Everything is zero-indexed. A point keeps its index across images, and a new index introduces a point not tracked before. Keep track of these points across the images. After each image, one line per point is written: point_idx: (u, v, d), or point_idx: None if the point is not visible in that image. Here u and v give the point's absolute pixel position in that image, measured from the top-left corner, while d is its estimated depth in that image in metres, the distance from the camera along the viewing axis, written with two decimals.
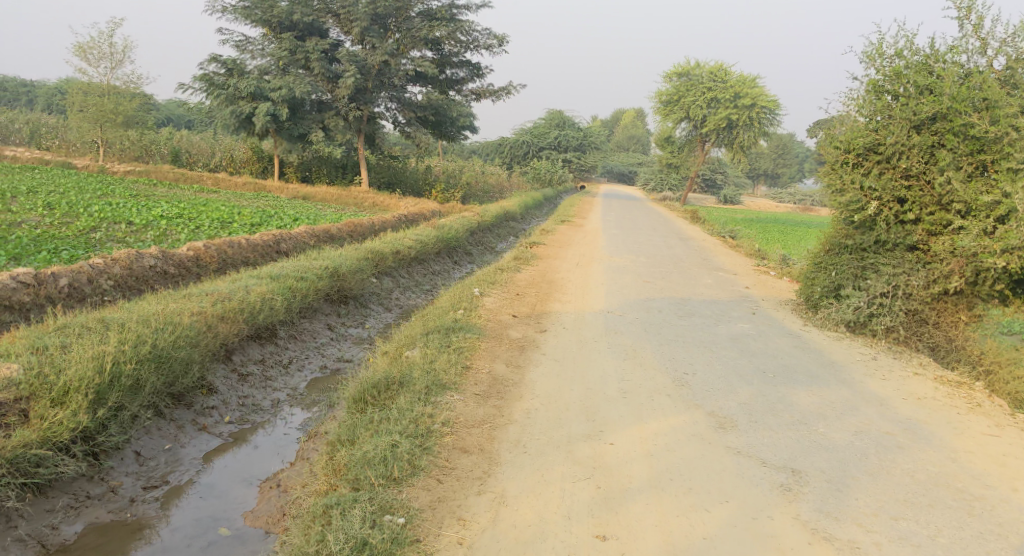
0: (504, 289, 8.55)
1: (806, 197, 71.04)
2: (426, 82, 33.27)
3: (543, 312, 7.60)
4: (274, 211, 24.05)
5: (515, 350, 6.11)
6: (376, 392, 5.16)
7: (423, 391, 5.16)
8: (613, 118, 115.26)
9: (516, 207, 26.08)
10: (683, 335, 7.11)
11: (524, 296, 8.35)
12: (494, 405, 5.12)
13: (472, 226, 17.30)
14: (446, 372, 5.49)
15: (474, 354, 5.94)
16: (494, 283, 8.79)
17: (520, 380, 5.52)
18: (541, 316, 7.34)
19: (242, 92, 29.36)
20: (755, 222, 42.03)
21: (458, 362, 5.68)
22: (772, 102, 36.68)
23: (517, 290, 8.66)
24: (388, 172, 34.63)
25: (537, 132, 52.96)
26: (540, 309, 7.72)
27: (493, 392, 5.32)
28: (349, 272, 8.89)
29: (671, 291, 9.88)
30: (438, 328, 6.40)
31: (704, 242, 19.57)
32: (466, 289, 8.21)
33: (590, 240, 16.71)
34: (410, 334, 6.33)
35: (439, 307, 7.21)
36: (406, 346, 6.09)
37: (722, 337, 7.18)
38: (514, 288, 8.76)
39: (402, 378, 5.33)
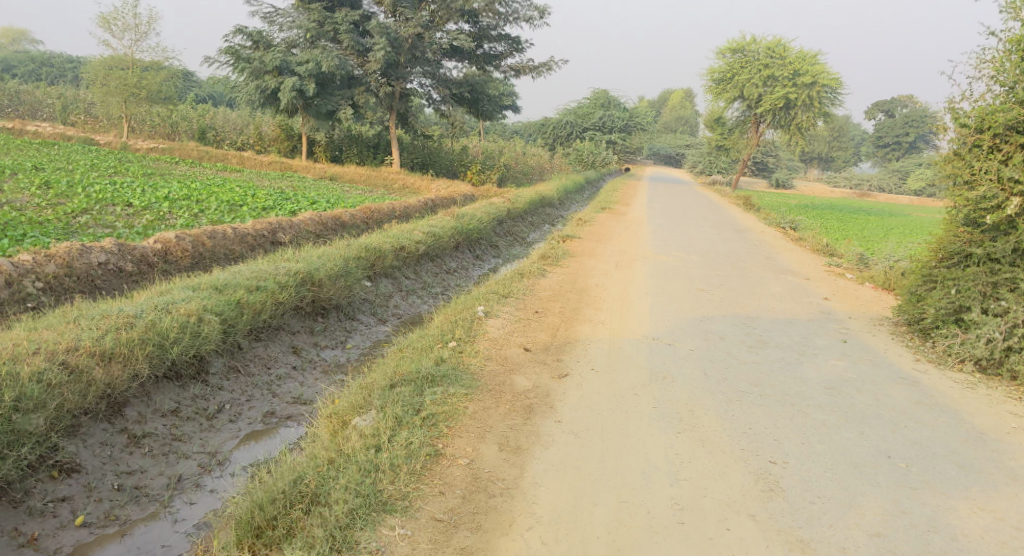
0: (520, 304, 6.75)
1: (865, 182, 67.01)
2: (463, 57, 31.34)
3: (566, 342, 5.80)
4: (294, 193, 22.69)
5: (517, 417, 4.41)
6: (273, 514, 3.60)
7: (339, 524, 3.55)
8: (661, 98, 111.36)
9: (553, 191, 24.18)
10: (761, 377, 5.25)
11: (543, 316, 6.52)
12: (458, 548, 3.46)
13: (500, 214, 15.51)
14: (390, 479, 3.85)
15: (448, 434, 4.25)
16: (509, 295, 7.04)
17: (515, 483, 3.86)
18: (562, 349, 5.58)
19: (267, 67, 27.98)
20: (811, 210, 39.16)
21: (417, 455, 4.03)
22: (835, 80, 33.62)
23: (535, 305, 6.82)
24: (421, 153, 32.99)
25: (580, 112, 50.60)
26: (561, 337, 5.92)
27: (468, 515, 3.65)
28: (328, 277, 7.21)
29: (733, 305, 7.92)
30: (408, 380, 4.72)
31: (763, 235, 17.36)
32: (468, 306, 6.48)
33: (634, 233, 14.65)
34: (368, 390, 4.66)
35: (427, 338, 5.48)
36: (359, 409, 4.47)
37: (813, 378, 5.32)
38: (531, 302, 6.93)
39: (318, 489, 3.73)
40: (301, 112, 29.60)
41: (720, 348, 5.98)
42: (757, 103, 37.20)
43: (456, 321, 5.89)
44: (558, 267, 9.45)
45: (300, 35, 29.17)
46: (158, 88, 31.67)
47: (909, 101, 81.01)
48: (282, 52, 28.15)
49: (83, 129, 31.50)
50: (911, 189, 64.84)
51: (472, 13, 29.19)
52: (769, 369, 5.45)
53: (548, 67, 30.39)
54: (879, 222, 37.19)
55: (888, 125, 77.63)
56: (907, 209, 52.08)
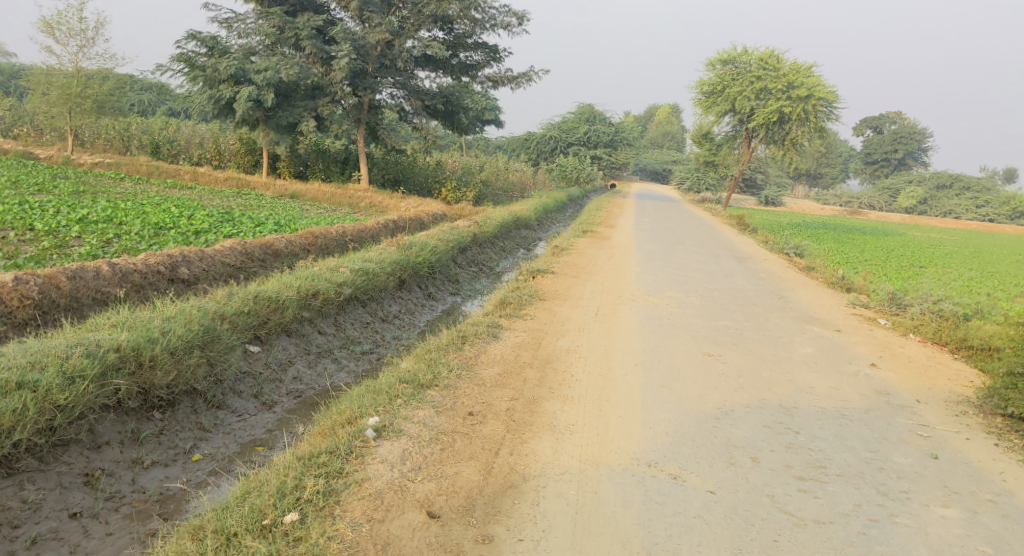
0: (419, 431, 4.71)
1: (855, 199, 65.50)
2: (437, 66, 29.31)
3: (492, 504, 4.05)
4: (242, 212, 20.49)
5: None
6: None
7: None
8: (648, 113, 109.84)
9: (530, 210, 22.13)
10: (833, 550, 3.72)
11: (472, 437, 4.64)
12: None
13: (463, 241, 13.38)
14: None
15: None
16: (420, 407, 4.97)
17: None
18: (492, 512, 3.99)
19: (221, 75, 25.83)
20: (804, 229, 37.31)
21: None
22: (831, 93, 31.82)
23: (467, 415, 4.89)
24: (393, 168, 30.87)
25: (564, 127, 48.62)
26: (487, 493, 4.13)
27: None
28: (161, 352, 4.97)
29: (757, 384, 5.80)
30: None
31: (764, 265, 15.34)
32: (355, 419, 4.83)
33: (619, 265, 12.55)
34: None
35: (242, 511, 3.94)
36: None
37: (914, 547, 3.77)
38: (463, 413, 4.93)
39: None
40: (260, 125, 27.51)
41: (753, 473, 4.27)
42: (749, 117, 35.34)
43: (310, 474, 4.19)
44: (517, 322, 7.28)
45: (259, 41, 27.00)
46: (107, 97, 29.33)
47: (897, 117, 79.85)
48: (238, 59, 26.03)
49: (24, 142, 29.00)
50: (902, 207, 63.35)
51: (446, 19, 27.23)
52: (840, 521, 3.92)
53: (529, 79, 28.45)
54: (876, 244, 35.38)
55: (876, 141, 76.34)
56: (900, 228, 50.39)
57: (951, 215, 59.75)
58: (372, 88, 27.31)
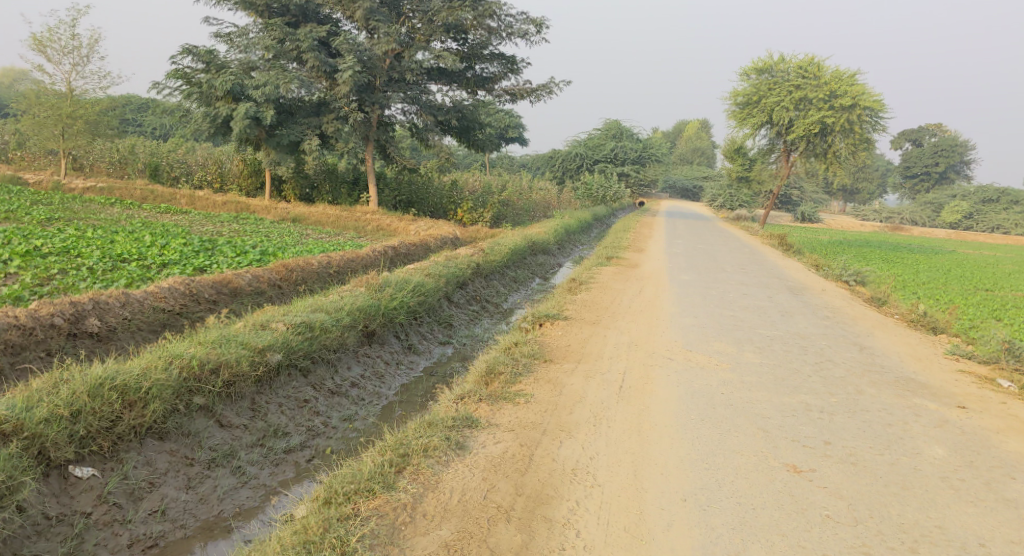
0: None
1: (896, 214, 62.09)
2: (450, 79, 27.33)
3: None
4: (228, 240, 18.60)
5: None
6: None
7: None
8: (676, 129, 107.31)
9: (548, 233, 19.91)
10: None
11: None
12: None
13: (461, 275, 11.17)
14: None
15: None
16: None
17: None
18: None
19: (217, 91, 24.19)
20: (849, 249, 34.49)
21: None
22: (878, 102, 29.15)
23: None
24: (406, 189, 28.82)
25: (590, 144, 46.40)
26: None
27: None
28: None
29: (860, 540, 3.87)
30: None
31: (824, 299, 12.82)
32: None
33: (652, 305, 10.21)
34: None
35: None
36: None
37: None
38: None
39: None
40: (261, 144, 25.76)
41: None
42: (787, 129, 32.73)
43: None
44: (500, 418, 5.13)
45: (259, 56, 25.34)
46: (105, 118, 27.89)
47: (938, 129, 76.10)
48: (236, 74, 24.39)
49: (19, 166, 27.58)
50: (947, 222, 59.77)
51: (460, 28, 25.28)
52: None
53: (549, 91, 26.37)
54: (929, 263, 32.48)
55: (916, 154, 72.84)
56: (950, 245, 47.13)
57: (1000, 230, 56.28)
58: (379, 102, 25.42)
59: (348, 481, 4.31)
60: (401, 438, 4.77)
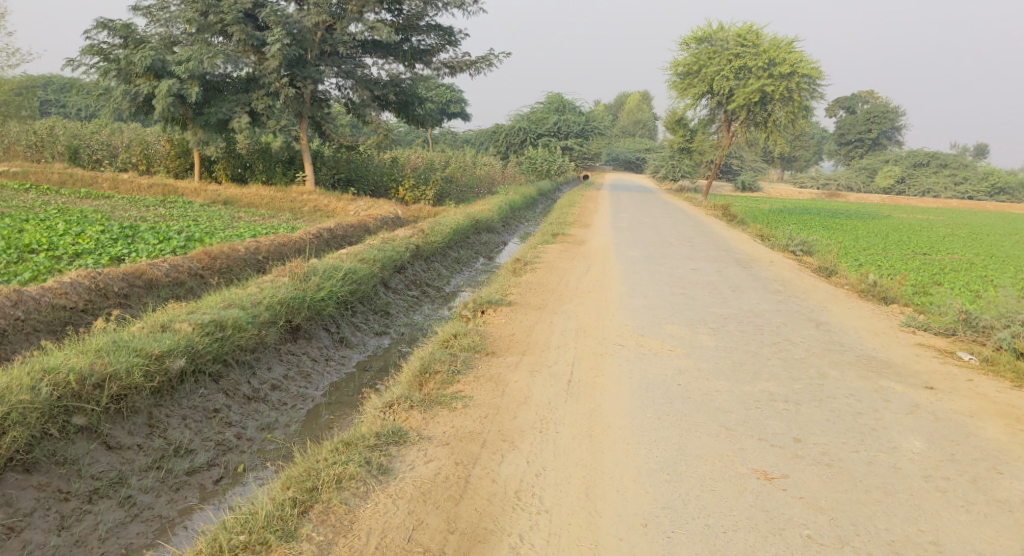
0: None
1: (833, 182, 63.53)
2: (385, 52, 26.14)
3: None
4: (150, 225, 17.33)
5: None
6: None
7: None
8: (617, 101, 107.23)
9: (491, 210, 19.23)
10: None
11: None
12: None
13: (398, 259, 10.43)
14: None
15: None
16: None
17: None
18: None
19: (136, 67, 22.38)
20: (790, 216, 34.92)
21: None
22: (815, 69, 29.30)
23: None
24: (344, 167, 27.64)
25: (533, 117, 45.65)
26: None
27: None
28: None
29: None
30: None
31: (774, 271, 12.58)
32: None
33: (601, 285, 9.71)
34: None
35: None
36: None
37: None
38: None
39: None
40: (187, 124, 24.09)
41: None
42: (728, 98, 32.64)
43: None
44: (433, 431, 4.52)
45: (181, 30, 23.49)
46: (12, 97, 25.75)
47: (869, 97, 78.04)
48: (156, 49, 22.62)
49: None
50: (880, 187, 61.45)
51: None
52: None
53: (489, 63, 25.51)
54: (866, 229, 33.17)
55: (849, 121, 74.57)
56: (884, 211, 48.46)
57: (930, 194, 58.23)
58: (312, 77, 24.01)
59: (239, 530, 3.62)
60: (313, 466, 4.13)
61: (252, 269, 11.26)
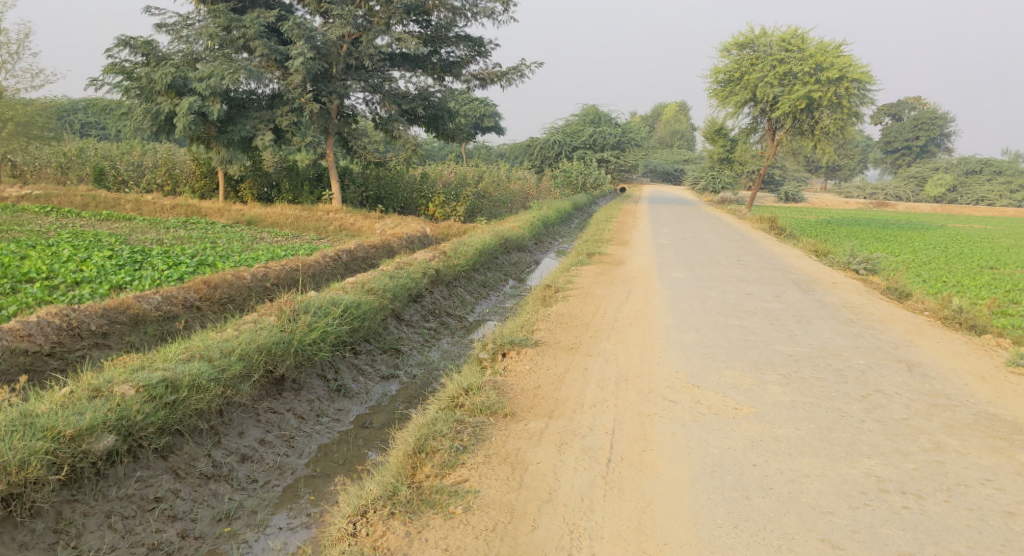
0: None
1: (880, 190, 60.80)
2: (413, 65, 25.25)
3: None
4: (166, 249, 16.62)
5: None
6: None
7: None
8: (654, 113, 105.45)
9: (522, 228, 18.06)
10: None
11: None
12: None
13: (413, 287, 9.34)
14: None
15: None
16: None
17: None
18: None
19: (157, 85, 21.88)
20: (840, 228, 33.01)
21: None
22: (865, 74, 27.55)
23: None
24: (373, 184, 26.78)
25: (568, 130, 44.54)
26: None
27: None
28: None
29: None
30: None
31: (840, 294, 11.11)
32: None
33: (644, 317, 8.43)
34: None
35: None
36: None
37: None
38: None
39: None
40: (211, 142, 23.48)
41: None
42: (772, 106, 31.01)
43: None
44: None
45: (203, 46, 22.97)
46: (38, 119, 25.55)
47: (917, 103, 74.99)
48: (178, 66, 22.25)
49: None
50: (931, 196, 58.59)
51: (421, 8, 23.23)
52: None
53: (521, 74, 24.43)
54: (923, 240, 31.09)
55: (895, 128, 71.73)
56: (938, 220, 45.97)
57: (984, 202, 55.33)
58: (337, 92, 23.33)
59: None
60: None
61: (257, 299, 10.28)
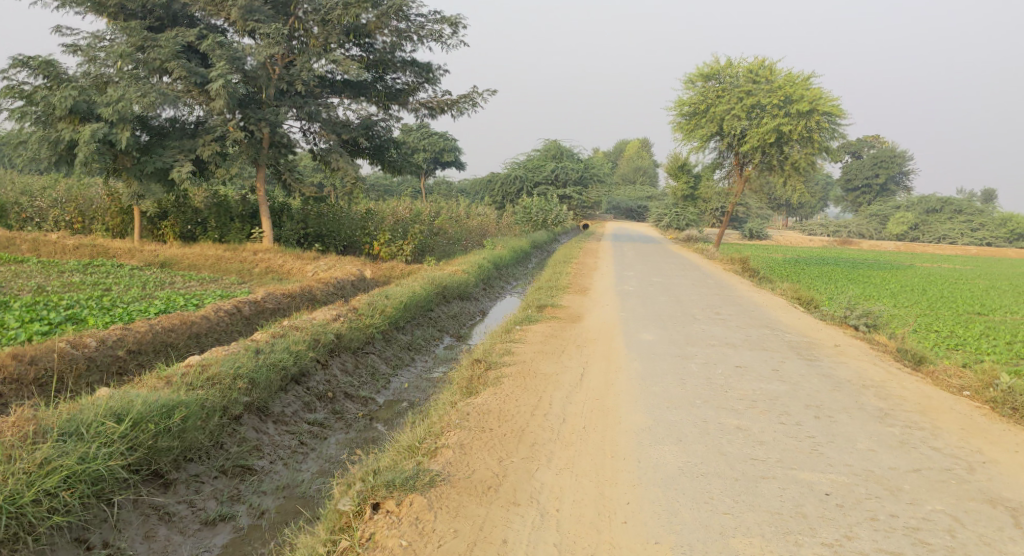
0: None
1: (843, 228, 60.02)
2: (357, 92, 22.64)
3: None
4: (38, 298, 13.65)
5: None
6: None
7: None
8: (616, 149, 104.72)
9: (467, 272, 15.62)
10: None
11: None
12: None
13: (291, 364, 6.82)
14: None
15: None
16: None
17: None
18: None
19: (56, 110, 18.30)
20: (811, 268, 31.43)
21: None
22: (837, 107, 26.04)
23: None
24: (312, 220, 23.98)
25: (530, 165, 42.41)
26: None
27: None
28: None
29: None
30: None
31: (851, 364, 8.95)
32: None
33: (603, 413, 6.02)
34: None
35: None
36: None
37: None
38: None
39: None
40: (121, 174, 19.92)
41: None
42: (740, 140, 29.38)
43: None
44: None
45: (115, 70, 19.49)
46: None
47: (875, 141, 75.10)
48: (83, 88, 18.68)
49: None
50: (892, 234, 57.96)
51: (362, 30, 20.73)
52: None
53: (473, 103, 22.22)
54: (897, 281, 29.60)
55: (854, 165, 71.64)
56: (905, 258, 45.04)
57: (946, 240, 54.90)
58: (267, 119, 19.98)
59: None
60: None
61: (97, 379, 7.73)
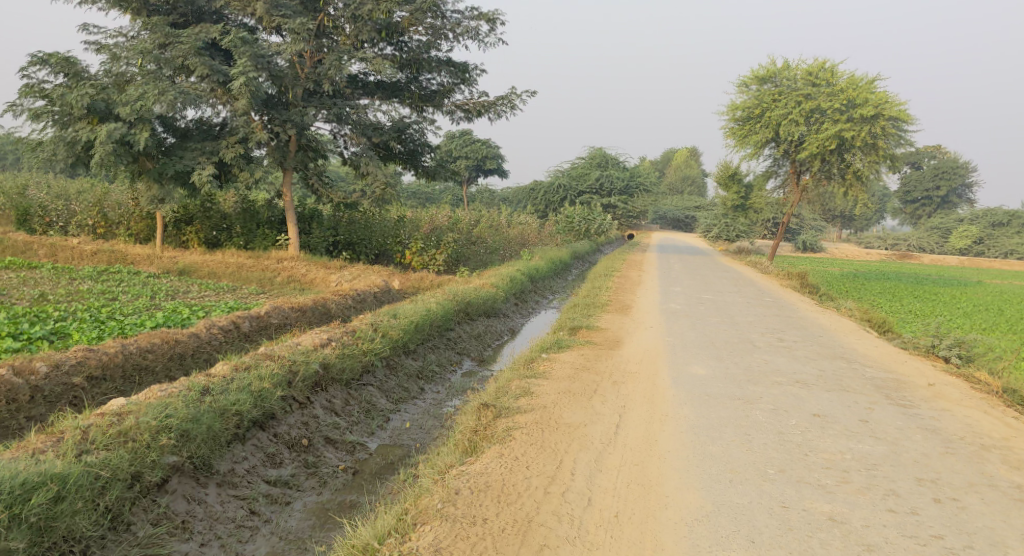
0: None
1: (903, 241, 56.63)
2: (390, 92, 21.00)
3: None
4: (31, 307, 12.54)
5: None
6: None
7: None
8: (664, 158, 102.19)
9: (496, 285, 14.07)
10: None
11: None
12: None
13: (247, 409, 5.39)
14: None
15: None
16: None
17: None
18: None
19: (74, 109, 17.07)
20: (873, 285, 29.09)
21: None
22: (905, 111, 23.81)
23: None
24: (342, 226, 22.81)
25: (573, 173, 41.01)
26: None
27: None
28: None
29: None
30: None
31: (959, 413, 7.15)
32: None
33: (643, 490, 4.53)
34: None
35: None
36: None
37: None
38: None
39: None
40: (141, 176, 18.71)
41: None
42: (797, 147, 27.31)
43: None
44: None
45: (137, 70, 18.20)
46: None
47: (938, 151, 71.16)
48: (103, 87, 17.41)
49: None
50: (956, 248, 54.37)
51: (394, 28, 19.04)
52: None
53: (511, 105, 20.68)
54: (969, 300, 27.08)
55: (914, 176, 67.92)
56: (973, 274, 41.90)
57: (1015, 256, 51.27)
58: (294, 120, 18.52)
59: None
60: None
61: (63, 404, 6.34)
